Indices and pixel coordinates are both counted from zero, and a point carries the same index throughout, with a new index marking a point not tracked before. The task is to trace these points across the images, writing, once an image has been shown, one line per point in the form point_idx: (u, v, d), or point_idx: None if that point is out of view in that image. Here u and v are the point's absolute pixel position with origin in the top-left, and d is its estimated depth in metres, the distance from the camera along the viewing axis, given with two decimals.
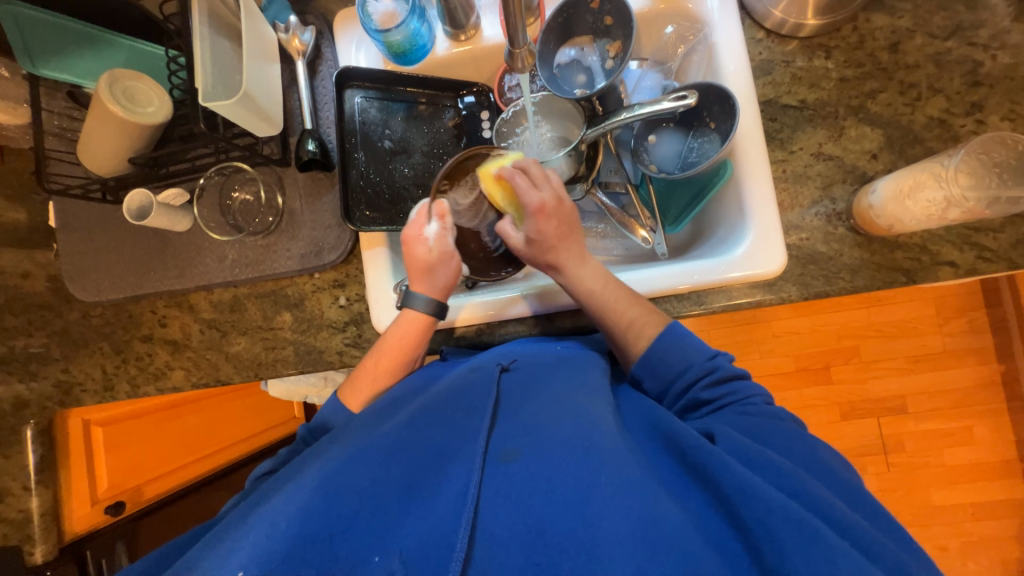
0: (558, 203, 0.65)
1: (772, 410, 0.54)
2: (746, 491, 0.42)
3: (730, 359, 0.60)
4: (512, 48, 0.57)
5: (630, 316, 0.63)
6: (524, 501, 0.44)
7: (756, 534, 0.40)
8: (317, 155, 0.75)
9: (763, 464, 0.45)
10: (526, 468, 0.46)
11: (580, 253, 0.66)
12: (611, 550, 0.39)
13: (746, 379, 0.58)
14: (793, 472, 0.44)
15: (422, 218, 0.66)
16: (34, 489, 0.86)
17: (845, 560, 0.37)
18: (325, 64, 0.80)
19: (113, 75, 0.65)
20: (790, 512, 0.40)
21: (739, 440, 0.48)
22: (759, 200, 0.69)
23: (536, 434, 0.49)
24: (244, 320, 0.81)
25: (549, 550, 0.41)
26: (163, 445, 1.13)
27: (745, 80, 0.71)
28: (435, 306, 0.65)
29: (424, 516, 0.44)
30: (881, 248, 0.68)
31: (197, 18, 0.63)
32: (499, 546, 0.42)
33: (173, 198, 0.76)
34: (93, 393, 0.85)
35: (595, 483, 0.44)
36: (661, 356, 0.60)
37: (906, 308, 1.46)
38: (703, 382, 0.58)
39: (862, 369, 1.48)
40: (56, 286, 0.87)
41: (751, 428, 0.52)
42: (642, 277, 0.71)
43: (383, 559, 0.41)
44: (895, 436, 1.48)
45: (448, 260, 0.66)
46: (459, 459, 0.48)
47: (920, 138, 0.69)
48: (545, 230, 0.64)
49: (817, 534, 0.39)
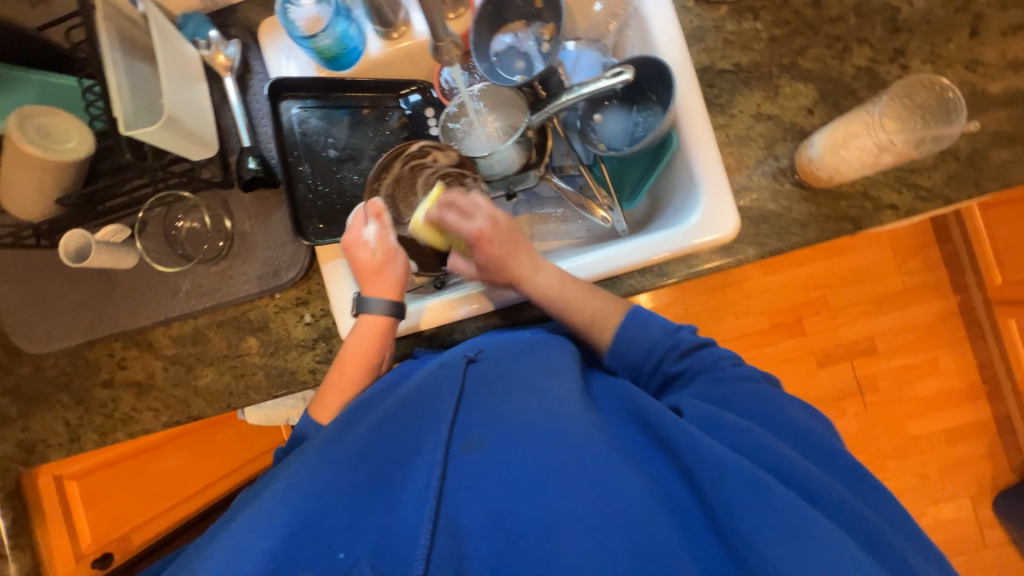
0: (496, 225, 0.70)
1: (739, 372, 0.55)
2: (700, 451, 0.44)
3: (693, 329, 0.62)
4: (435, 42, 0.70)
5: (592, 309, 0.64)
6: (486, 488, 0.44)
7: (707, 491, 0.42)
8: (261, 173, 0.72)
9: (720, 426, 0.48)
10: (489, 457, 0.46)
11: (531, 263, 0.68)
12: (568, 526, 0.41)
13: (710, 346, 0.59)
14: (747, 429, 0.47)
15: (359, 223, 0.69)
16: (10, 555, 0.83)
17: (789, 505, 0.40)
18: (256, 78, 0.77)
19: (23, 114, 0.61)
20: (740, 467, 0.42)
21: (702, 409, 0.51)
22: (708, 166, 0.71)
23: (500, 422, 0.49)
24: (209, 351, 0.78)
25: (509, 535, 0.42)
26: (146, 490, 1.09)
27: (680, 49, 0.71)
28: (392, 306, 0.66)
29: (389, 513, 0.44)
30: (826, 200, 0.70)
31: (106, 44, 0.59)
32: (462, 536, 0.42)
33: (112, 235, 0.73)
34: (59, 447, 0.81)
35: (555, 463, 0.45)
36: (627, 339, 0.62)
37: (865, 253, 1.52)
38: (670, 357, 0.60)
39: (831, 317, 1.54)
40: (1, 342, 0.82)
41: (721, 395, 0.53)
42: (600, 256, 0.73)
43: (346, 555, 0.42)
44: (869, 375, 1.54)
45: (393, 257, 0.69)
46: (424, 454, 0.49)
47: (851, 89, 0.71)
48: (491, 253, 0.69)
49: (764, 485, 0.41)
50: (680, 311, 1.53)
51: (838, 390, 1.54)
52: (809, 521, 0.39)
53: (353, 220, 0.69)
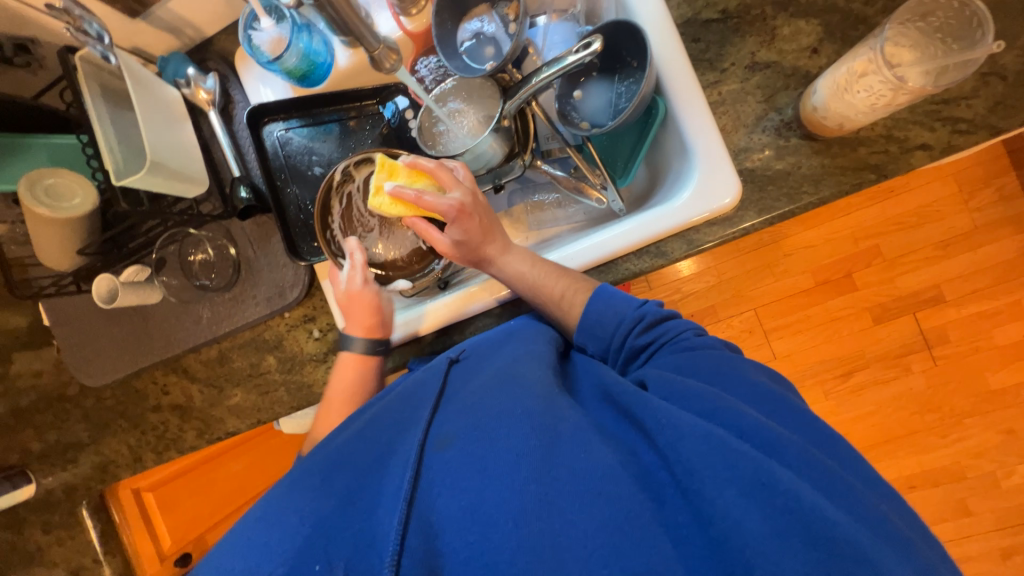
0: (474, 200, 0.66)
1: (702, 341, 0.54)
2: (664, 421, 0.43)
3: (659, 302, 0.60)
4: (369, 51, 0.59)
5: (560, 287, 0.63)
6: (459, 482, 0.43)
7: (672, 462, 0.41)
8: (253, 201, 0.75)
9: (689, 394, 0.46)
10: (458, 450, 0.45)
11: (503, 242, 0.68)
12: (537, 509, 0.40)
13: (675, 317, 0.57)
14: (717, 394, 0.45)
15: (334, 265, 0.72)
16: (103, 560, 0.98)
17: (752, 467, 0.38)
18: (238, 106, 0.80)
19: (31, 178, 0.67)
20: (700, 431, 0.41)
21: (669, 380, 0.48)
22: (700, 130, 0.64)
23: (469, 414, 0.48)
24: (235, 372, 0.84)
25: (481, 524, 0.41)
26: (214, 495, 1.21)
27: (656, 4, 0.65)
28: (370, 344, 0.69)
29: (367, 518, 0.43)
30: (841, 150, 0.62)
31: (90, 99, 0.63)
32: (438, 532, 0.41)
33: (135, 274, 0.78)
34: (126, 466, 0.90)
35: (523, 448, 0.43)
36: (594, 315, 0.60)
37: (922, 192, 1.35)
38: (636, 331, 0.57)
39: (886, 268, 1.39)
40: (66, 378, 0.92)
41: (686, 363, 0.51)
42: (591, 241, 0.68)
43: (321, 567, 0.39)
44: (936, 327, 1.39)
45: (358, 296, 0.68)
46: (398, 454, 0.47)
47: (862, 19, 0.62)
48: (471, 228, 0.65)
49: (724, 446, 0.39)
50: (711, 279, 1.43)
51: (900, 346, 1.40)
52: (780, 482, 0.37)
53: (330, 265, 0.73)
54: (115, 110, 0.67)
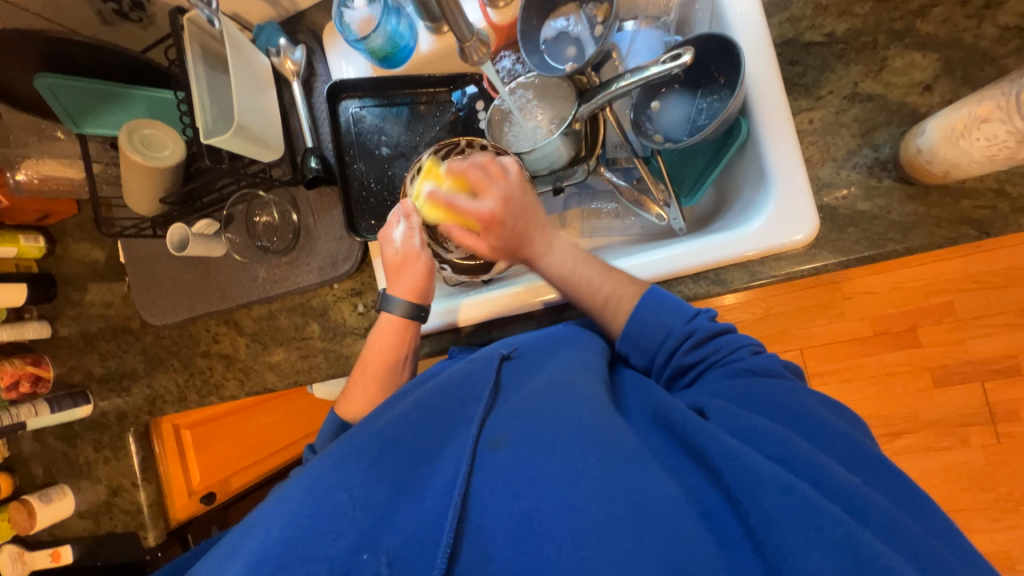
0: (507, 203, 0.64)
1: (763, 363, 0.51)
2: (735, 462, 0.39)
3: (712, 316, 0.57)
4: (461, 44, 0.58)
5: (605, 292, 0.61)
6: (512, 489, 0.42)
7: (746, 505, 0.37)
8: (321, 172, 0.77)
9: (758, 433, 0.42)
10: (513, 456, 0.44)
11: (546, 241, 0.65)
12: (595, 534, 0.38)
13: (729, 334, 0.55)
14: (786, 437, 0.41)
15: (394, 218, 0.70)
16: (141, 484, 1.01)
17: (839, 528, 0.34)
18: (319, 80, 0.82)
19: (131, 127, 0.74)
20: (782, 479, 0.37)
21: (729, 411, 0.45)
22: (782, 158, 0.61)
23: (526, 420, 0.47)
24: (281, 332, 0.87)
25: (535, 539, 0.40)
26: (241, 442, 1.29)
27: (756, 20, 0.62)
28: (412, 308, 0.67)
29: (415, 510, 0.43)
30: (940, 199, 0.57)
31: (191, 60, 0.67)
32: (487, 538, 0.41)
33: (205, 227, 0.83)
34: (172, 403, 0.97)
35: (583, 465, 0.42)
36: (642, 324, 0.57)
37: (1014, 252, 1.23)
38: (683, 348, 0.55)
39: (958, 328, 1.27)
40: (131, 313, 0.99)
41: (744, 393, 0.48)
42: (649, 258, 0.66)
43: (371, 556, 0.40)
44: (1006, 402, 1.26)
45: (413, 260, 0.68)
46: (449, 451, 0.47)
47: (989, 58, 0.56)
48: (501, 237, 0.66)
49: (808, 501, 0.36)
50: (759, 311, 1.36)
51: (960, 415, 1.28)
52: (872, 557, 0.33)
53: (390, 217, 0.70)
54: (211, 72, 0.71)
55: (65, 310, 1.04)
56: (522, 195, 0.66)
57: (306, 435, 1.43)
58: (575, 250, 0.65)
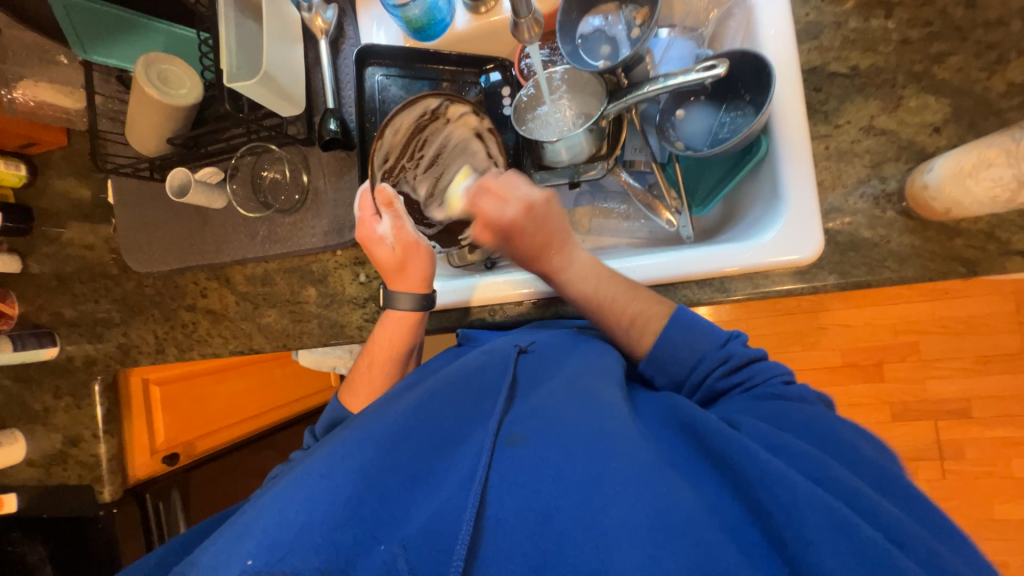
0: (528, 211, 0.65)
1: (796, 390, 0.51)
2: (769, 478, 0.39)
3: (743, 340, 0.59)
4: (516, 18, 0.58)
5: (632, 313, 0.61)
6: (532, 484, 0.43)
7: (781, 523, 0.37)
8: (338, 136, 0.75)
9: (792, 452, 0.42)
10: (532, 453, 0.45)
11: (563, 257, 0.65)
12: (620, 536, 0.38)
13: (762, 359, 0.56)
14: (822, 461, 0.41)
15: (371, 215, 0.68)
16: (101, 437, 0.97)
17: (877, 552, 0.34)
18: (348, 42, 0.81)
19: (149, 59, 0.72)
20: (818, 501, 0.37)
21: (764, 430, 0.46)
22: (797, 179, 0.63)
23: (546, 419, 0.48)
24: (274, 293, 0.85)
25: (556, 536, 0.39)
26: (211, 406, 1.23)
27: (788, 45, 0.64)
28: (422, 300, 0.68)
29: (431, 500, 0.43)
30: (936, 235, 0.61)
31: (223, 0, 0.67)
32: (506, 534, 0.40)
33: (209, 176, 0.80)
34: (148, 354, 0.93)
35: (604, 468, 0.42)
36: (672, 345, 0.58)
37: (978, 302, 1.30)
38: (717, 372, 0.56)
39: (920, 368, 1.34)
40: (111, 257, 0.94)
41: (776, 414, 0.48)
42: (668, 257, 0.67)
43: (387, 547, 0.40)
44: (954, 442, 1.34)
45: (414, 249, 0.68)
46: (467, 446, 0.48)
47: (994, 109, 0.60)
48: (522, 241, 0.65)
49: (848, 526, 0.35)
50: (740, 330, 1.39)
51: (909, 450, 1.36)
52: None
53: (364, 214, 0.68)
54: (240, 17, 0.70)
55: (40, 246, 0.98)
56: (544, 203, 0.66)
57: (277, 407, 1.40)
58: (597, 268, 0.65)
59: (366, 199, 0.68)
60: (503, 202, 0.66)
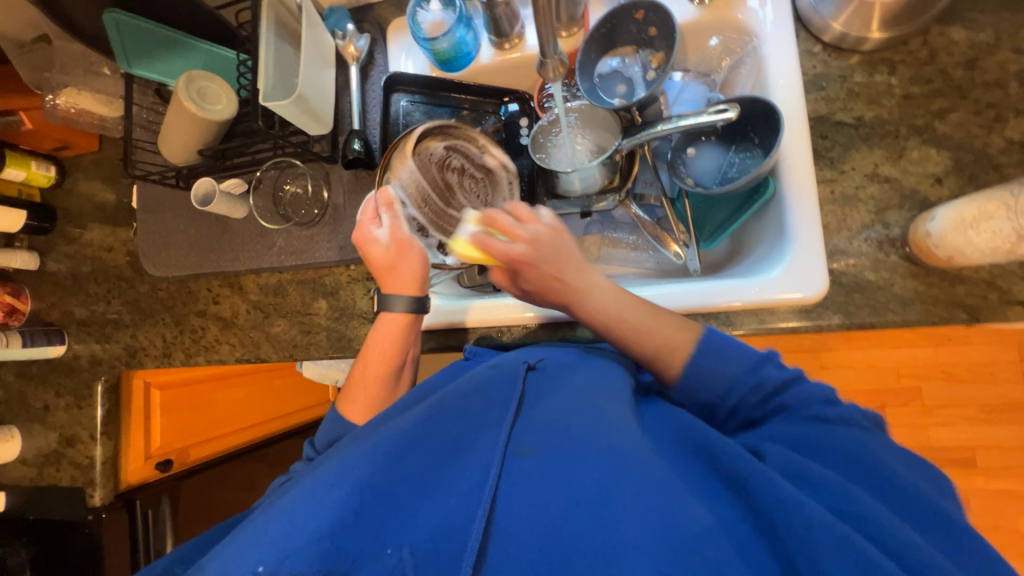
0: (538, 247, 0.60)
1: (840, 412, 0.51)
2: (783, 505, 0.39)
3: (778, 363, 0.56)
4: (542, 57, 0.60)
5: (643, 329, 0.59)
6: (542, 496, 0.43)
7: (796, 551, 0.38)
8: (362, 155, 0.78)
9: (816, 483, 0.43)
10: (542, 465, 0.45)
11: (581, 277, 0.61)
12: (632, 556, 0.38)
13: (802, 381, 0.54)
14: (852, 495, 0.41)
15: (369, 219, 0.67)
16: (98, 439, 0.96)
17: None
18: (377, 69, 0.85)
19: (191, 76, 0.77)
20: (833, 531, 0.37)
21: (790, 458, 0.46)
22: (804, 219, 0.65)
23: (555, 430, 0.47)
24: (285, 304, 0.86)
25: (564, 549, 0.40)
26: (210, 413, 1.23)
27: (796, 93, 0.68)
28: (413, 301, 0.67)
29: (439, 508, 0.43)
30: (939, 281, 0.62)
31: (265, 27, 0.72)
32: (515, 543, 0.41)
33: (233, 186, 0.82)
34: (154, 357, 0.93)
35: (613, 484, 0.42)
36: (702, 368, 0.56)
37: (981, 350, 1.30)
38: (751, 398, 0.55)
39: (922, 415, 1.33)
40: (127, 260, 0.96)
41: (803, 438, 0.49)
42: (691, 289, 0.68)
43: (394, 551, 0.41)
44: (958, 491, 1.31)
45: (408, 249, 0.67)
46: (477, 452, 0.48)
47: (994, 164, 0.63)
48: (535, 279, 0.61)
49: (863, 556, 0.36)
50: None
51: None
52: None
53: (361, 218, 0.68)
54: (279, 41, 0.75)
55: (59, 246, 1.00)
56: (552, 236, 0.62)
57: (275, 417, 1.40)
58: (610, 286, 0.62)
59: (365, 205, 0.68)
60: (507, 246, 0.60)
